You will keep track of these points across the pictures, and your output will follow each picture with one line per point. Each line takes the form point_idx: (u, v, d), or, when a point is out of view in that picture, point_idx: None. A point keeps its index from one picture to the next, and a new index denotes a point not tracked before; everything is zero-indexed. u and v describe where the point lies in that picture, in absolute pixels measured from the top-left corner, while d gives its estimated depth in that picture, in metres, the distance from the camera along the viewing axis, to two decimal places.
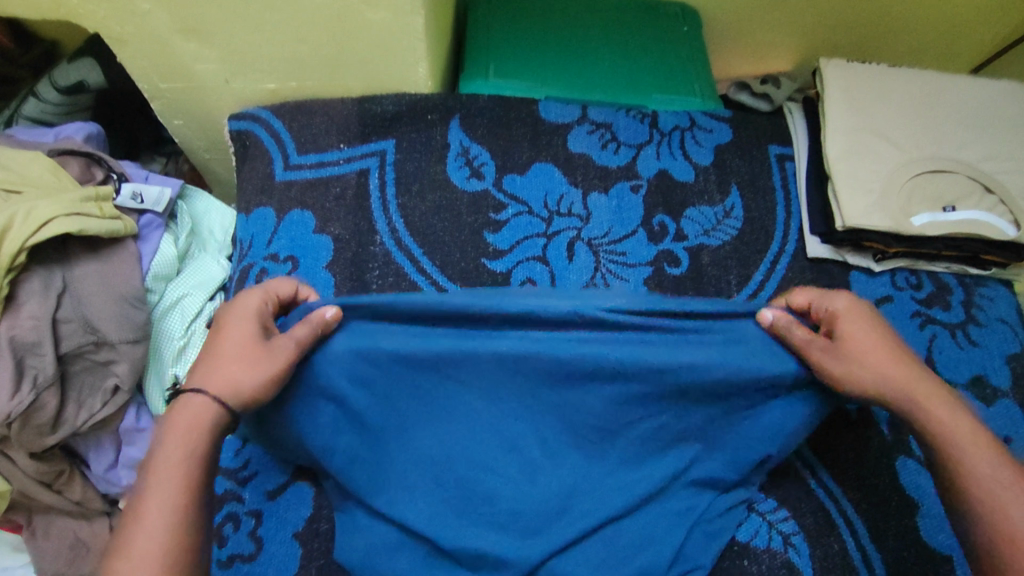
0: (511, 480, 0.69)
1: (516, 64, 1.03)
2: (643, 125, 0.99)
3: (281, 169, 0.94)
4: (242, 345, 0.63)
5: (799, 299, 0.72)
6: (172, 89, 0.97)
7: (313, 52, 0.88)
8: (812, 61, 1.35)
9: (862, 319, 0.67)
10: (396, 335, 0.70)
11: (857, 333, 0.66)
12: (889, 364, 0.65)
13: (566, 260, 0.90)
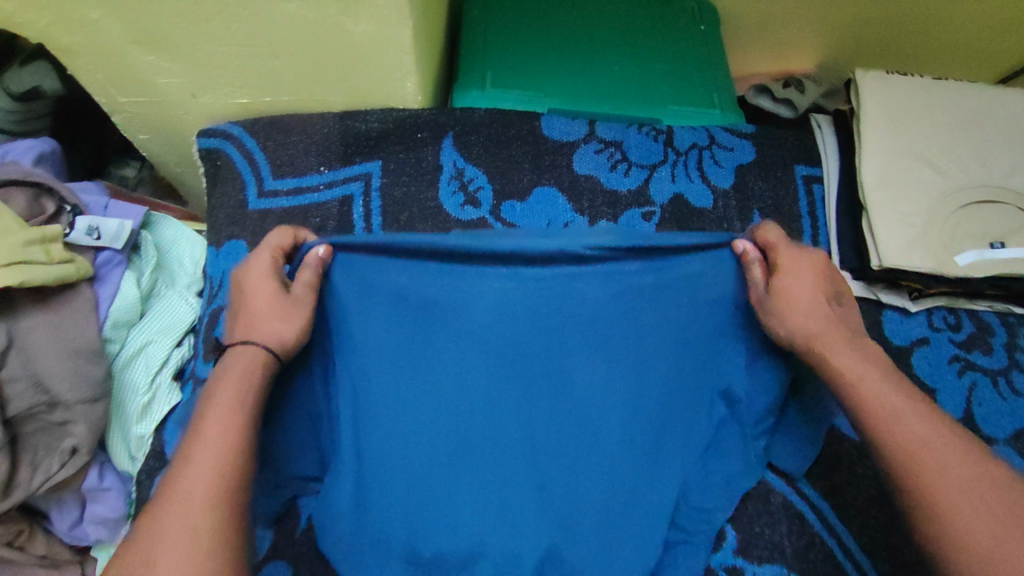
0: (492, 447, 0.65)
1: (516, 72, 0.93)
2: (656, 143, 0.89)
3: (255, 196, 0.85)
4: (266, 301, 0.63)
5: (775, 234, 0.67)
6: (133, 103, 0.87)
7: (288, 66, 0.78)
8: (831, 62, 1.24)
9: (806, 265, 0.64)
10: (391, 276, 0.64)
11: (798, 287, 0.64)
12: (802, 320, 0.64)
13: None
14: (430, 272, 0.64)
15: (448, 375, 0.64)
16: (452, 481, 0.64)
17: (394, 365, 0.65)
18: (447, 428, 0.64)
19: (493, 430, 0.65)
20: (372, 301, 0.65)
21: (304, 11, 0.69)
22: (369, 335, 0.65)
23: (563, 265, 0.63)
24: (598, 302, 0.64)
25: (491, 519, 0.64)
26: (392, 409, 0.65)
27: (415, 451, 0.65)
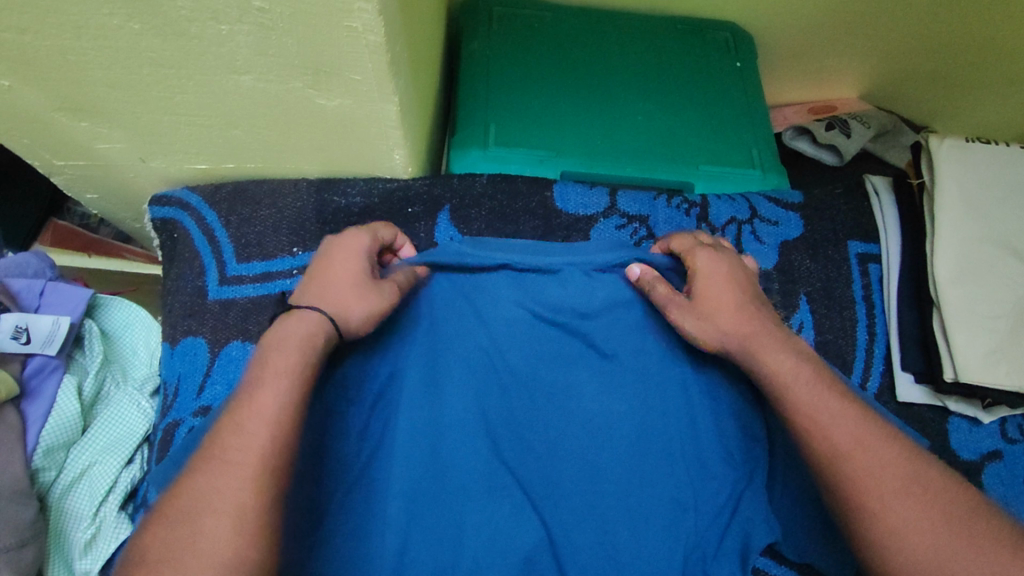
0: (488, 473, 0.61)
1: (522, 125, 0.80)
2: (688, 218, 0.76)
3: (240, 256, 0.73)
4: (352, 272, 0.59)
5: (683, 244, 0.68)
6: (73, 166, 0.75)
7: (250, 136, 0.66)
8: (859, 94, 1.11)
9: (713, 259, 0.65)
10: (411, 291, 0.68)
11: (710, 288, 0.63)
12: (731, 327, 0.61)
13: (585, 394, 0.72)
14: (454, 313, 0.68)
15: (450, 421, 0.62)
16: (442, 512, 0.59)
17: (397, 382, 0.63)
18: (448, 481, 0.60)
19: (488, 454, 0.62)
20: (383, 343, 0.65)
21: (262, 84, 0.57)
22: (370, 379, 0.63)
23: (571, 286, 0.69)
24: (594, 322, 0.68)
25: (491, 545, 0.58)
26: (385, 460, 0.60)
27: (407, 507, 0.58)
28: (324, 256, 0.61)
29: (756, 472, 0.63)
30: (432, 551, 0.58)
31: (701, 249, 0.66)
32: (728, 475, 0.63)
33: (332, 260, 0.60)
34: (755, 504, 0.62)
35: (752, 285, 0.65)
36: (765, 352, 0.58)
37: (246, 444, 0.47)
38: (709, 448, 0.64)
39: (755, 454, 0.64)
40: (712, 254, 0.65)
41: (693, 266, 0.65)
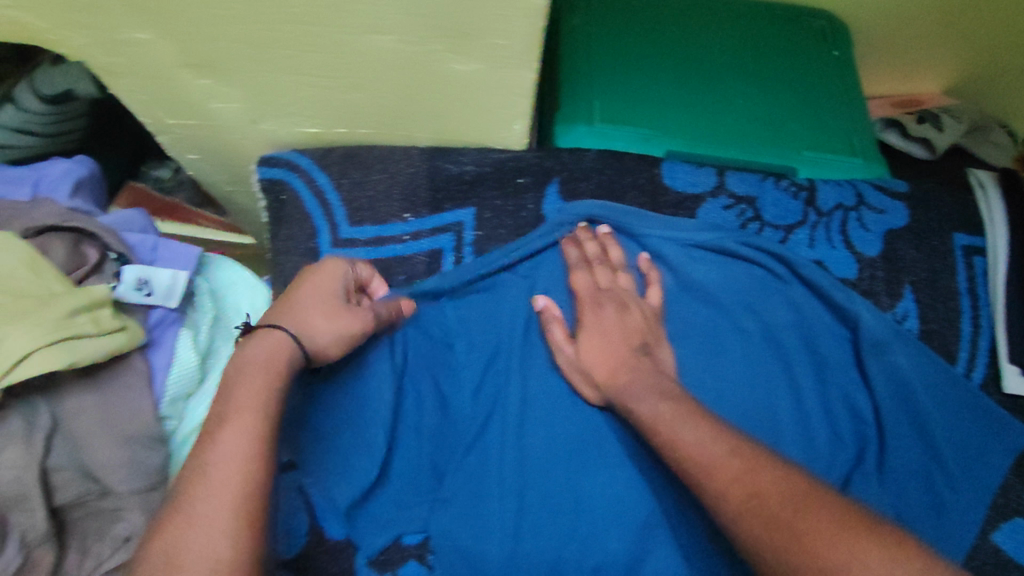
0: (579, 432, 0.68)
1: (629, 102, 0.79)
2: (796, 201, 0.76)
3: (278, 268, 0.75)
4: (325, 296, 0.60)
5: (602, 277, 0.70)
6: (182, 125, 0.74)
7: (370, 100, 0.65)
8: (944, 87, 1.09)
9: (620, 317, 0.67)
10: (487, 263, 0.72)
11: (591, 339, 0.66)
12: (608, 373, 0.64)
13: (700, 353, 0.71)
14: (553, 288, 0.72)
15: (552, 393, 0.69)
16: (545, 469, 0.67)
17: (485, 349, 0.71)
18: (565, 444, 0.67)
19: (579, 418, 0.68)
20: (478, 314, 0.73)
21: (400, 45, 0.56)
22: (467, 345, 0.72)
23: (665, 263, 0.73)
24: (691, 301, 0.73)
25: (602, 497, 0.65)
26: (495, 424, 0.68)
27: (523, 466, 0.66)
28: (297, 281, 0.61)
29: (867, 452, 0.68)
30: (541, 506, 0.65)
31: (585, 271, 0.70)
32: (839, 452, 0.68)
33: (305, 282, 0.60)
34: (867, 483, 0.66)
35: (647, 332, 0.67)
36: (638, 399, 0.61)
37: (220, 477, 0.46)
38: (819, 428, 0.69)
39: (864, 434, 0.69)
40: (597, 307, 0.68)
41: (585, 310, 0.68)
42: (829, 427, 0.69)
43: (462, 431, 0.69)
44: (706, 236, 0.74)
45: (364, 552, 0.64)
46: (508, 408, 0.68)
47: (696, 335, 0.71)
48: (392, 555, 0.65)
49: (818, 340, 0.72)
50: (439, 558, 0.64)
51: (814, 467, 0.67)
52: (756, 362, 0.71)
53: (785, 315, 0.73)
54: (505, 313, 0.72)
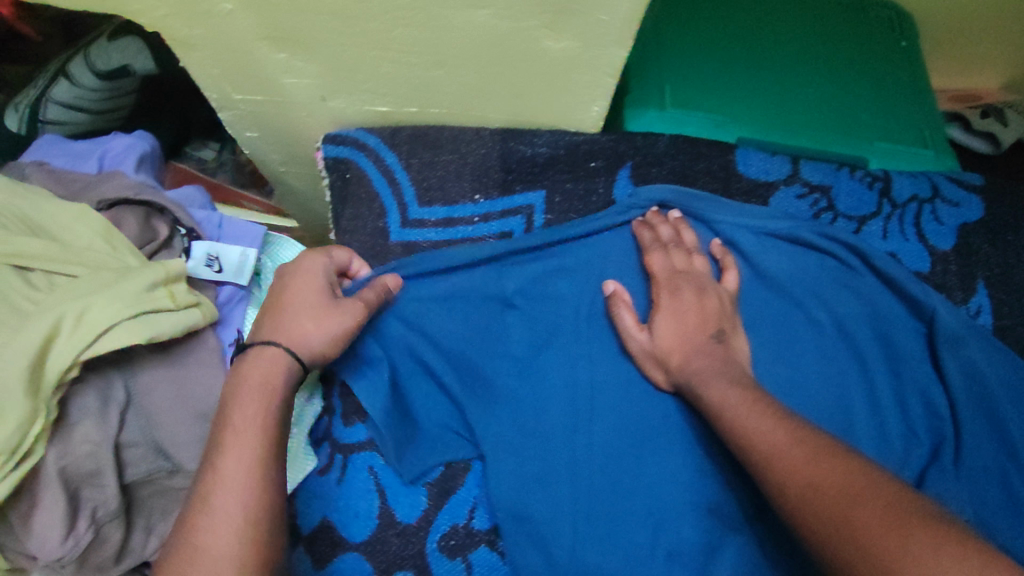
0: (653, 419, 0.66)
1: (702, 86, 0.78)
2: (870, 191, 0.75)
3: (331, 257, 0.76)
4: (312, 300, 0.58)
5: (678, 259, 0.68)
6: (249, 101, 0.73)
7: (450, 78, 0.64)
8: None
9: (698, 300, 0.65)
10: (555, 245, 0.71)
11: (666, 322, 0.65)
12: (680, 360, 0.64)
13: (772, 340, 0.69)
14: (622, 274, 0.71)
15: (620, 378, 0.68)
16: (618, 456, 0.65)
17: (556, 329, 0.69)
18: (632, 432, 0.66)
19: (652, 406, 0.67)
20: (549, 294, 0.70)
21: (494, 21, 0.55)
22: (537, 324, 0.69)
23: (739, 249, 0.72)
24: (763, 290, 0.71)
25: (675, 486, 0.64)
26: (558, 402, 0.67)
27: (588, 449, 0.65)
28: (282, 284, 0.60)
29: (943, 447, 0.66)
30: (614, 492, 0.64)
31: (661, 252, 0.69)
32: (912, 447, 0.67)
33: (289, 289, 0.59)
34: (944, 478, 0.64)
35: (723, 318, 0.66)
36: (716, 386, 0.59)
37: (228, 501, 0.47)
38: (893, 422, 0.67)
39: (941, 431, 0.68)
40: (674, 289, 0.66)
41: (660, 294, 0.67)
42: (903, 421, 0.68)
43: (533, 415, 0.66)
44: (781, 225, 0.73)
45: (434, 536, 0.63)
46: (580, 392, 0.67)
47: (769, 324, 0.70)
48: (462, 542, 0.63)
49: (892, 331, 0.71)
50: (510, 540, 0.62)
51: (888, 461, 0.66)
52: (830, 353, 0.70)
53: (857, 307, 0.71)
54: (576, 293, 0.70)
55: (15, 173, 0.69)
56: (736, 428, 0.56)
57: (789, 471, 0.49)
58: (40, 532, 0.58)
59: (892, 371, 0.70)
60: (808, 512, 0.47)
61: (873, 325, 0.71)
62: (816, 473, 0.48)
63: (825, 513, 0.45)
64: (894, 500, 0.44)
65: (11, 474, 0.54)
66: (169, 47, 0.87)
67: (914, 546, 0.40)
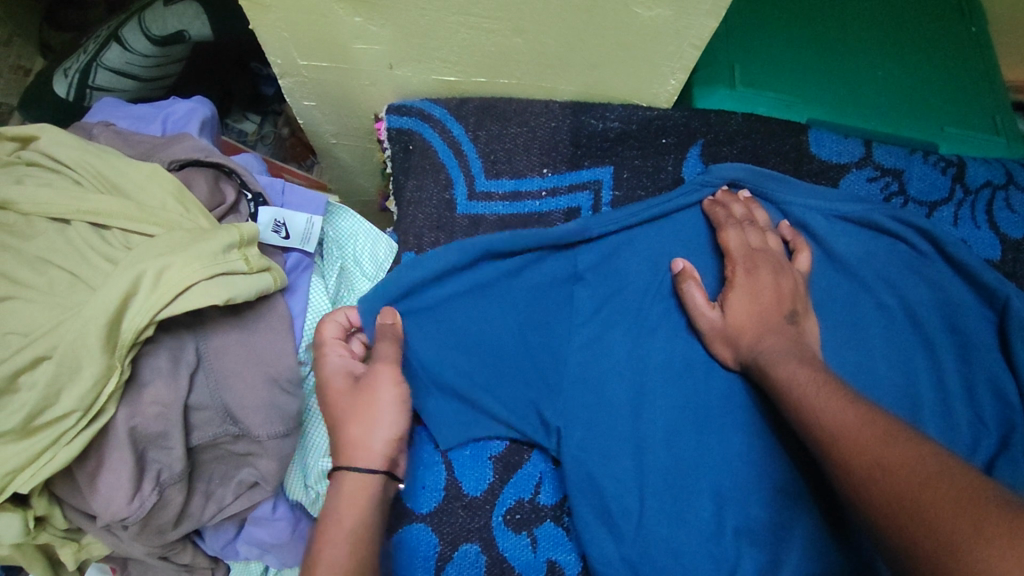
0: (720, 399, 0.65)
1: (775, 63, 0.76)
2: (944, 176, 0.74)
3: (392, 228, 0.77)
4: (345, 400, 0.55)
5: (754, 237, 0.68)
6: (315, 67, 0.71)
7: (527, 46, 0.64)
8: None
9: (775, 279, 0.65)
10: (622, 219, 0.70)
11: (740, 299, 0.64)
12: (751, 339, 0.62)
13: (842, 319, 0.68)
14: (691, 253, 0.70)
15: (691, 354, 0.66)
16: (686, 436, 0.63)
17: (622, 307, 0.68)
18: (698, 409, 0.64)
19: (721, 388, 0.65)
20: (615, 270, 0.69)
21: None
22: (604, 300, 0.69)
23: (811, 229, 0.71)
24: (832, 273, 0.70)
25: (742, 468, 0.62)
26: (619, 372, 0.66)
27: (653, 422, 0.64)
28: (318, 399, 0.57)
29: (1013, 436, 0.63)
30: (683, 473, 0.62)
31: (737, 228, 0.68)
32: (980, 435, 0.64)
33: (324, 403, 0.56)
34: (1014, 467, 0.61)
35: (797, 299, 0.64)
36: (791, 364, 0.58)
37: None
38: (960, 410, 0.65)
39: (1010, 419, 0.64)
40: (751, 267, 0.65)
41: (735, 271, 0.66)
42: (973, 410, 0.65)
43: (599, 392, 0.65)
44: (854, 208, 0.71)
45: (499, 510, 0.63)
46: (644, 370, 0.66)
47: (839, 305, 0.68)
48: (529, 517, 0.63)
49: (961, 318, 0.68)
50: (577, 513, 0.61)
51: (960, 451, 0.63)
52: (896, 337, 0.68)
53: (924, 293, 0.69)
54: (643, 270, 0.69)
55: (81, 134, 0.69)
56: (806, 406, 0.54)
57: (853, 451, 0.48)
58: (107, 492, 0.57)
59: (964, 358, 0.67)
60: (869, 493, 0.45)
61: (943, 309, 0.69)
62: (882, 453, 0.46)
63: (891, 493, 0.44)
64: (963, 489, 0.40)
65: (84, 432, 0.54)
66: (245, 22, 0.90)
67: (980, 527, 0.37)
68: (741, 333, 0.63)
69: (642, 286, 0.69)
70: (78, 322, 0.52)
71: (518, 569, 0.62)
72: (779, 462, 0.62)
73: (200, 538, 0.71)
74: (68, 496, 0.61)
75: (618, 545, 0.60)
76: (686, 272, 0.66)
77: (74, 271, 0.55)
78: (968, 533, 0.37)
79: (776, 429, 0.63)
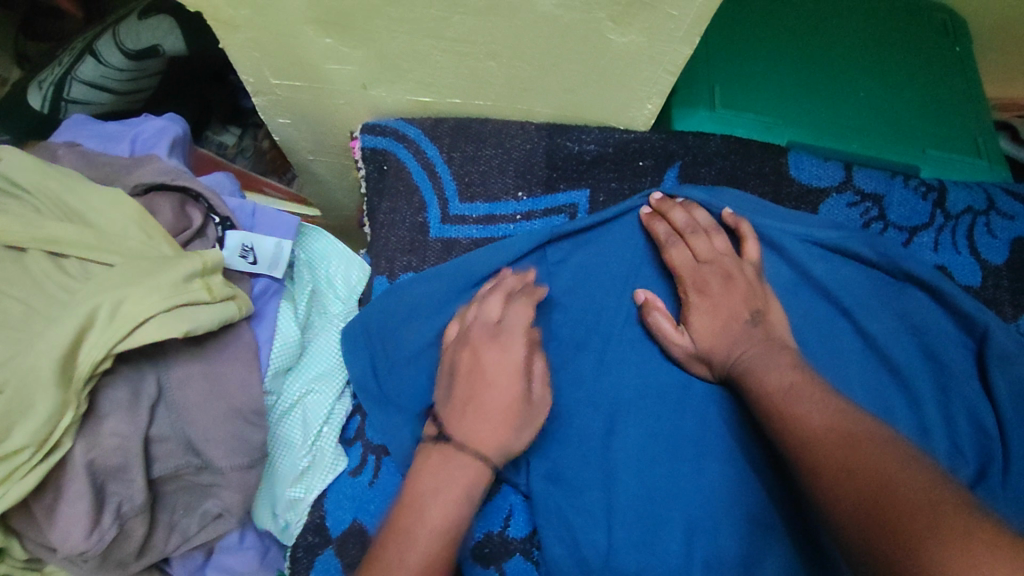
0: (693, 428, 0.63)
1: (755, 82, 0.75)
2: (925, 202, 0.74)
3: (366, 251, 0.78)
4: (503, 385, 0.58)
5: (700, 246, 0.66)
6: (287, 86, 0.70)
7: (502, 69, 0.62)
8: None
9: (727, 287, 0.63)
10: (588, 238, 0.70)
11: (702, 318, 0.63)
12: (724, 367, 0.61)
13: (825, 346, 0.66)
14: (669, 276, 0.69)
15: (665, 380, 0.65)
16: (661, 468, 0.61)
17: (597, 335, 0.67)
18: (669, 436, 0.62)
19: (698, 422, 0.63)
20: (590, 295, 0.68)
21: (559, 11, 0.53)
22: (579, 326, 0.67)
23: (790, 252, 0.69)
24: (810, 299, 0.68)
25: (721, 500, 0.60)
26: (593, 403, 0.64)
27: (623, 451, 0.62)
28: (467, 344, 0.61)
29: (993, 466, 0.60)
30: (658, 507, 0.60)
31: (679, 245, 0.67)
32: (958, 466, 0.61)
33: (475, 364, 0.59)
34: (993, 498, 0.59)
35: (756, 298, 0.63)
36: (762, 371, 0.56)
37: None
38: (937, 439, 0.62)
39: (989, 449, 0.62)
40: (701, 285, 0.64)
41: (688, 292, 0.65)
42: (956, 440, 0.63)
43: (572, 423, 0.63)
44: (833, 234, 0.70)
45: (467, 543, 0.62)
46: (619, 398, 0.64)
47: (818, 330, 0.67)
48: (498, 549, 0.62)
49: (940, 345, 0.66)
50: (545, 546, 0.60)
51: None
52: (873, 365, 0.66)
53: (904, 319, 0.68)
54: (617, 293, 0.68)
55: (46, 155, 0.67)
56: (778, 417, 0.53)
57: (823, 458, 0.47)
58: (64, 526, 0.55)
59: (943, 385, 0.65)
60: (837, 498, 0.44)
61: (925, 333, 0.67)
62: (851, 458, 0.45)
63: (864, 502, 0.42)
64: (926, 505, 0.39)
65: (38, 466, 0.52)
66: (214, 34, 0.88)
67: (936, 531, 0.37)
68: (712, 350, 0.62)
69: (616, 313, 0.67)
70: (30, 356, 0.51)
71: None
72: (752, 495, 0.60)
73: (166, 565, 0.68)
74: (25, 529, 0.58)
75: None
76: (650, 302, 0.65)
77: (29, 301, 0.53)
78: (931, 532, 0.37)
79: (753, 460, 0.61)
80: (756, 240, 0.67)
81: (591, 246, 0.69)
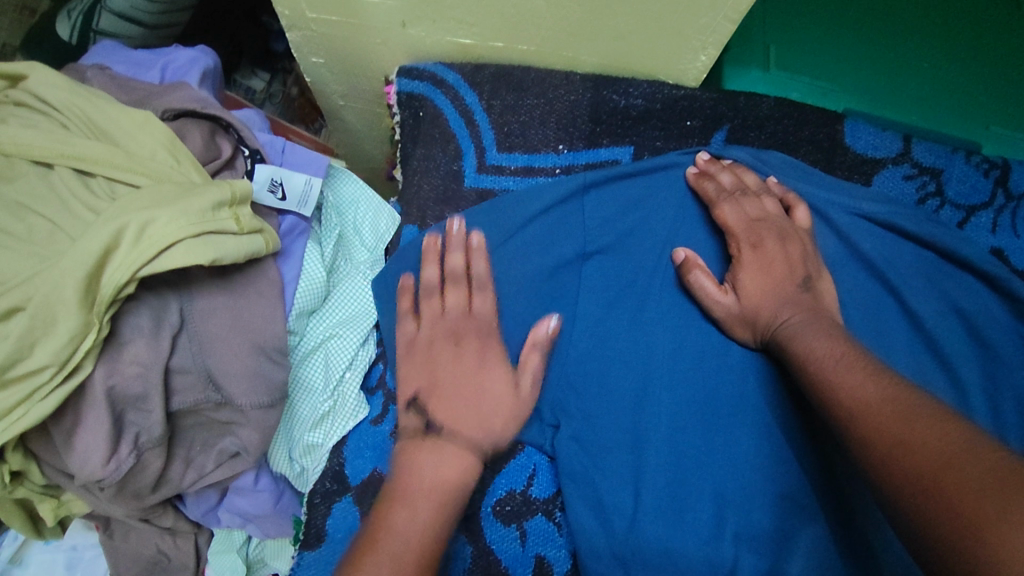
0: (730, 397, 0.60)
1: (811, 44, 0.72)
2: (987, 179, 0.70)
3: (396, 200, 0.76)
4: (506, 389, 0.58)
5: (751, 207, 0.63)
6: (322, 21, 0.67)
7: (550, 9, 0.59)
8: None
9: (782, 246, 0.61)
10: (632, 195, 0.67)
11: (751, 276, 0.60)
12: (763, 333, 0.59)
13: (873, 323, 0.62)
14: (712, 239, 0.66)
15: (702, 345, 0.62)
16: (693, 437, 0.59)
17: (632, 296, 0.64)
18: (703, 403, 0.60)
19: (735, 392, 0.60)
20: (628, 254, 0.66)
21: None
22: (615, 285, 0.65)
23: (841, 220, 0.66)
24: (858, 273, 0.65)
25: (756, 472, 0.57)
26: (625, 364, 0.62)
27: (654, 414, 0.60)
28: (445, 332, 0.59)
29: None
30: (686, 474, 0.58)
31: (731, 203, 0.64)
32: None
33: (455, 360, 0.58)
34: None
35: (808, 262, 0.61)
36: (810, 337, 0.54)
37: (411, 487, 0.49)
38: (988, 426, 0.59)
39: None
40: (755, 241, 0.61)
41: (740, 247, 0.62)
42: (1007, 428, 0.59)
43: (603, 383, 0.61)
44: (887, 209, 0.67)
45: (490, 500, 0.61)
46: (653, 361, 0.62)
47: (867, 303, 0.63)
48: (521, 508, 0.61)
49: (996, 329, 0.63)
50: (569, 505, 0.59)
51: None
52: (917, 346, 0.62)
53: (958, 298, 0.64)
54: (655, 253, 0.65)
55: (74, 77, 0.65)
56: (825, 388, 0.50)
57: (874, 428, 0.44)
58: (83, 451, 0.54)
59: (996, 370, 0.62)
60: (890, 473, 0.42)
61: (980, 315, 0.63)
62: (904, 431, 0.43)
63: (914, 472, 0.40)
64: (986, 475, 0.37)
65: (60, 386, 0.51)
66: None
67: (1004, 512, 0.34)
68: (758, 311, 0.59)
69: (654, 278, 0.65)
70: (54, 273, 0.49)
71: (506, 562, 0.59)
72: (785, 468, 0.57)
73: (182, 503, 0.69)
74: (44, 453, 0.58)
75: (608, 538, 0.57)
76: (693, 262, 0.63)
77: (56, 220, 0.52)
78: (999, 512, 0.34)
79: (787, 432, 0.58)
80: (806, 207, 0.65)
81: (631, 205, 0.67)
